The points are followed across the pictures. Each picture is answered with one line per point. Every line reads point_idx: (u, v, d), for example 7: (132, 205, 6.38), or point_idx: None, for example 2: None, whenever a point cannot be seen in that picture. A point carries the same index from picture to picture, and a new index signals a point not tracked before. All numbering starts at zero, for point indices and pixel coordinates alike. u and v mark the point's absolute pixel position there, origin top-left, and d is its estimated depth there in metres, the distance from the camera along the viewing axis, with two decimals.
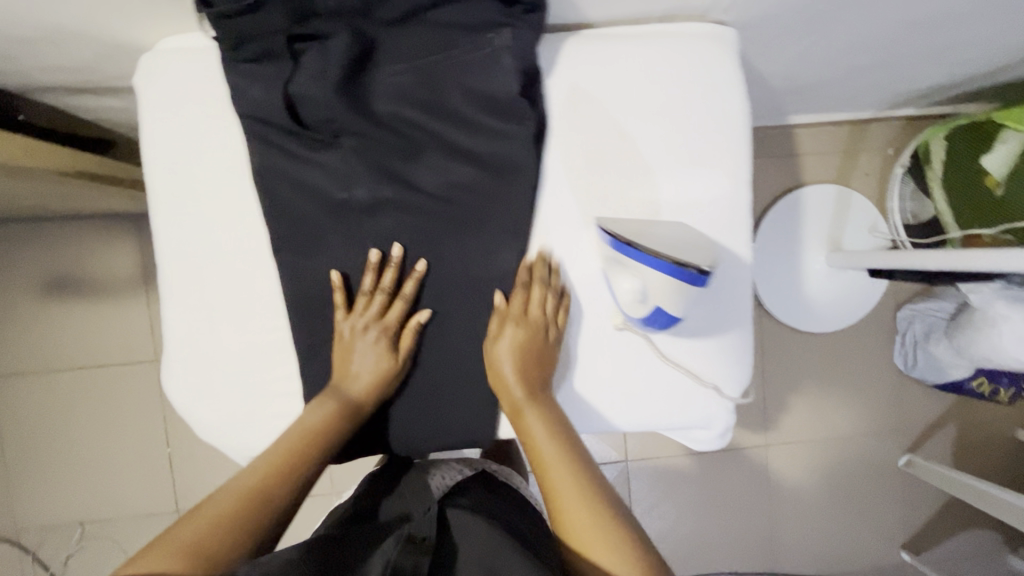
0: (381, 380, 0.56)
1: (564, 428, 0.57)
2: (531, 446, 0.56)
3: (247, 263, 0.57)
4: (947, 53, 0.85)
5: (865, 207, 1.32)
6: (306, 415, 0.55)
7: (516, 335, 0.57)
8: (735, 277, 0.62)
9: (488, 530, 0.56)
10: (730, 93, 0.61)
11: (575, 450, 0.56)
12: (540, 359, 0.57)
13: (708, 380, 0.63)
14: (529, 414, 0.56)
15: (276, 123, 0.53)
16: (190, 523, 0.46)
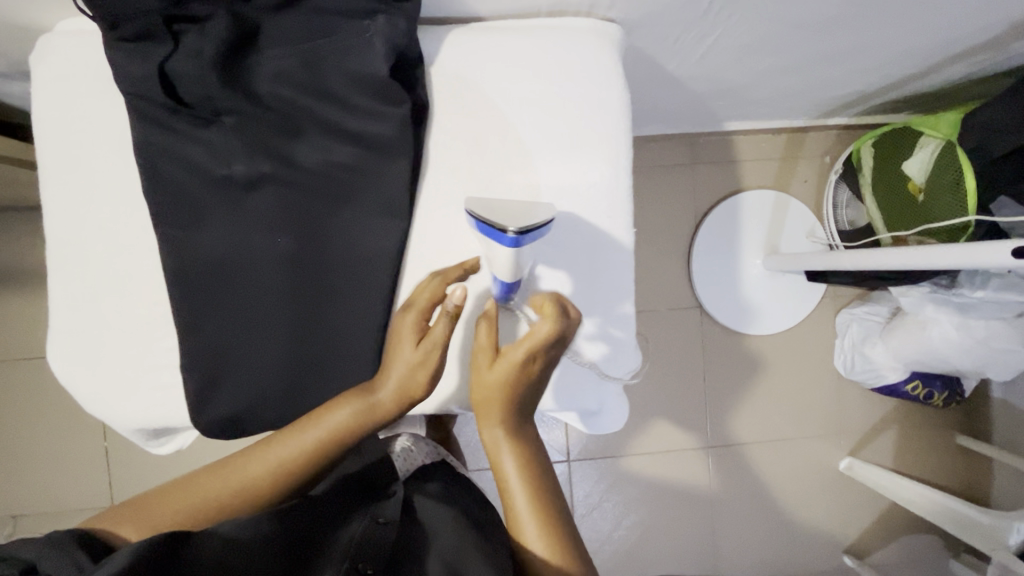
0: (421, 364, 0.57)
1: (534, 460, 0.62)
2: (501, 474, 0.61)
3: (136, 237, 0.59)
4: (852, 58, 0.89)
5: (802, 212, 1.35)
6: (331, 413, 0.58)
7: (507, 370, 0.57)
8: (615, 259, 0.65)
9: (451, 518, 0.62)
10: (611, 81, 0.64)
11: (542, 483, 0.61)
12: (526, 390, 0.59)
13: (586, 359, 0.65)
14: (504, 446, 0.61)
15: (154, 100, 0.55)
16: (170, 499, 0.56)
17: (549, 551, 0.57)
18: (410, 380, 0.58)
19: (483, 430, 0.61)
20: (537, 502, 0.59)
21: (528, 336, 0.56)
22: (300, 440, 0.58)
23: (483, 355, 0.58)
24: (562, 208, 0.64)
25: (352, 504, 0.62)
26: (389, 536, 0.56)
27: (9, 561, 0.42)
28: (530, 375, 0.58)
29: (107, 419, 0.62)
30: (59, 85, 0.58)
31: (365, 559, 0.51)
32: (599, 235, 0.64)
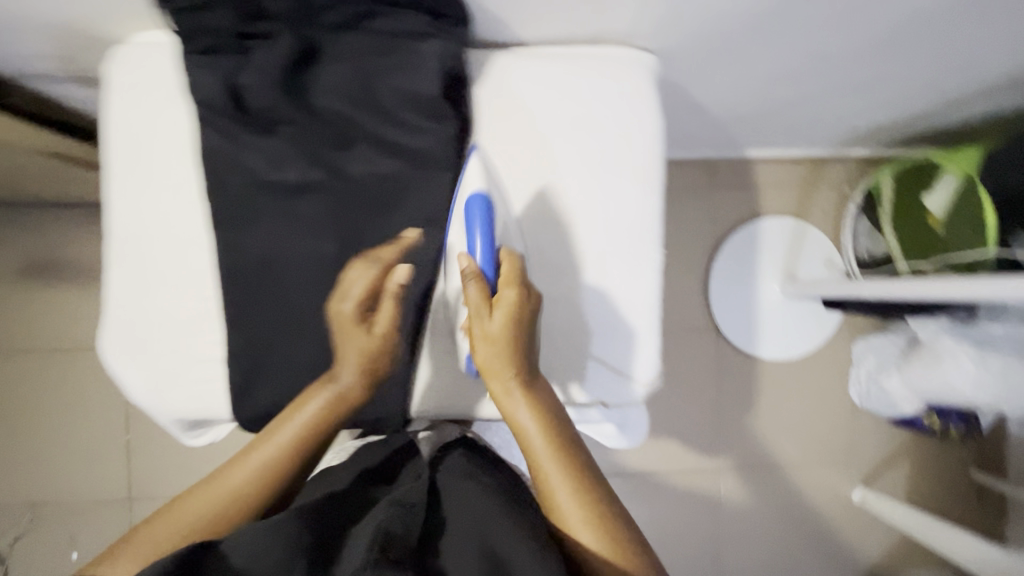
0: (376, 350, 0.59)
1: (552, 412, 0.61)
2: (522, 434, 0.59)
3: (188, 234, 0.63)
4: (875, 91, 0.91)
5: (820, 241, 1.36)
6: (306, 409, 0.60)
7: (505, 314, 0.58)
8: (642, 279, 0.68)
9: (475, 494, 0.60)
10: (648, 111, 0.67)
11: (565, 439, 0.59)
12: (527, 334, 0.61)
13: (612, 365, 0.68)
14: (519, 403, 0.60)
15: (219, 108, 0.59)
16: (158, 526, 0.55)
17: (582, 517, 0.55)
18: (374, 360, 0.60)
19: (495, 385, 0.60)
20: (567, 461, 0.58)
21: (513, 272, 0.60)
22: (281, 440, 0.59)
23: (481, 306, 0.59)
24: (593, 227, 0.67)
25: (369, 497, 0.60)
26: (412, 526, 0.51)
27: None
28: (527, 317, 0.60)
29: (147, 407, 0.65)
30: (126, 91, 0.62)
31: (395, 544, 0.48)
32: (629, 251, 0.67)
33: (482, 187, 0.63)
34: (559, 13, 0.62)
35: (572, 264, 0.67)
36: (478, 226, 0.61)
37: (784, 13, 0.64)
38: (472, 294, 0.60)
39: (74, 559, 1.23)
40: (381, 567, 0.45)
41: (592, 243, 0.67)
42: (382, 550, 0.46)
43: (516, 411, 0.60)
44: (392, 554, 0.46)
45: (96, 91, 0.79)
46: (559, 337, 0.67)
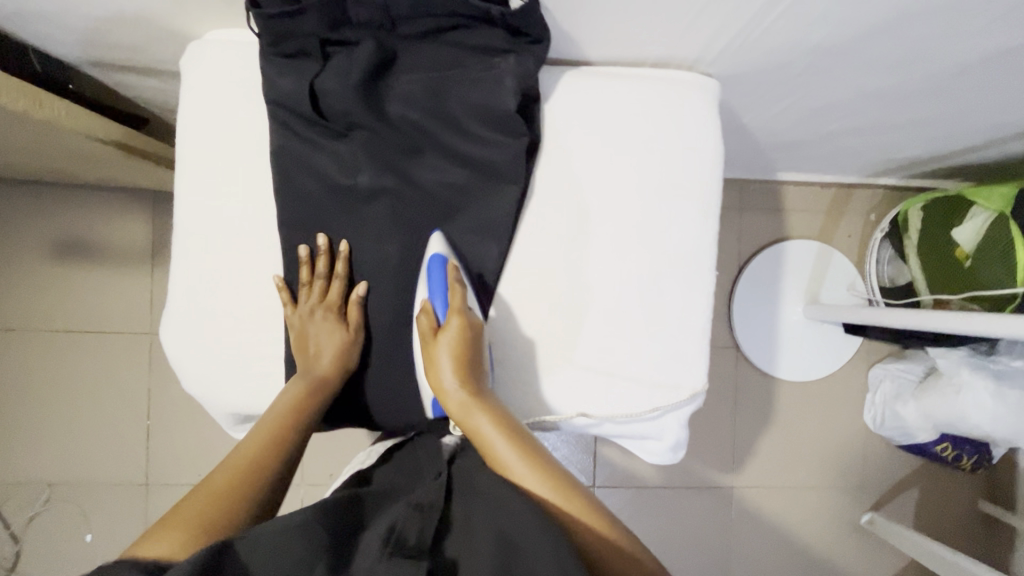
0: (343, 349, 0.66)
1: (508, 420, 0.61)
2: (484, 445, 0.59)
3: (258, 231, 0.66)
4: (918, 126, 0.93)
5: (844, 266, 1.38)
6: (281, 396, 0.63)
7: (452, 334, 0.62)
8: (694, 299, 0.69)
9: (497, 495, 0.53)
10: (709, 134, 0.68)
11: (526, 443, 0.60)
12: (475, 357, 0.63)
13: (669, 381, 0.69)
14: (477, 411, 0.61)
15: (298, 112, 0.62)
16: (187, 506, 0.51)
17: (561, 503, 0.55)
18: (346, 355, 0.67)
19: (450, 408, 0.62)
20: (530, 463, 0.58)
21: (460, 304, 0.62)
22: (268, 418, 0.60)
23: (429, 336, 0.63)
24: (650, 246, 0.68)
25: (387, 497, 0.55)
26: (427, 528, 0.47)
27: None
28: (472, 342, 0.63)
29: (202, 399, 0.67)
30: (206, 92, 0.65)
31: (408, 540, 0.45)
32: (686, 270, 0.69)
33: (442, 248, 0.65)
34: (629, 36, 0.63)
35: (626, 281, 0.68)
36: (438, 279, 0.63)
37: (850, 51, 0.65)
38: (421, 325, 0.64)
39: (88, 541, 1.21)
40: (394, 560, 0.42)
41: (654, 261, 0.68)
42: (393, 545, 0.44)
43: (475, 425, 0.61)
44: (403, 548, 0.44)
45: (162, 84, 0.79)
46: (610, 353, 0.68)
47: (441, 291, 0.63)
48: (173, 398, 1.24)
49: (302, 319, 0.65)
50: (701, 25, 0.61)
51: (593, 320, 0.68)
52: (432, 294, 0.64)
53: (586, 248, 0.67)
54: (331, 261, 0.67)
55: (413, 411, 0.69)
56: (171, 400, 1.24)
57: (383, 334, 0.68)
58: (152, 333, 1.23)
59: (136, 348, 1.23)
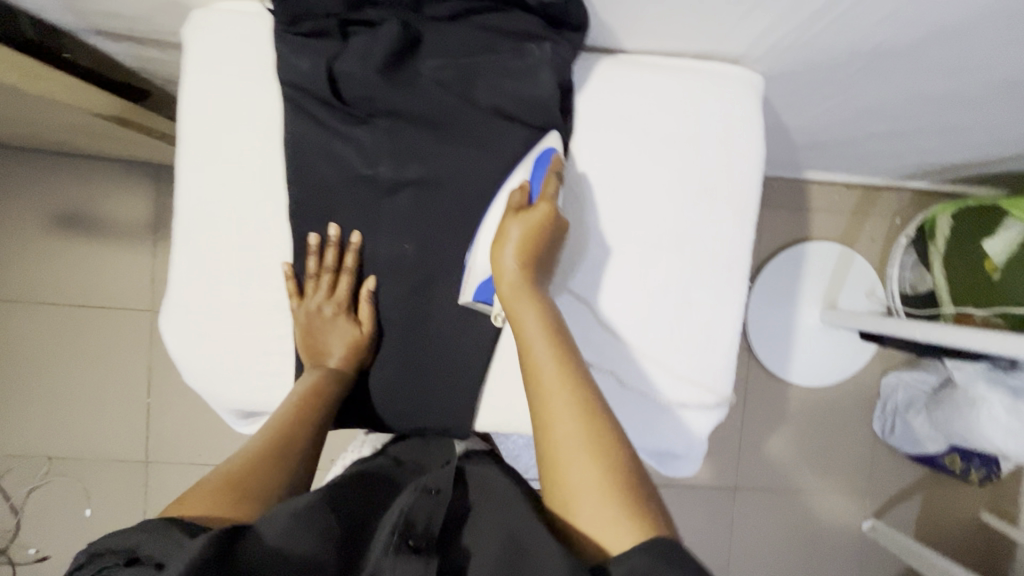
0: (354, 346, 0.63)
1: (560, 326, 0.54)
2: (528, 337, 0.53)
3: (264, 222, 0.62)
4: (963, 133, 0.88)
5: (865, 271, 1.33)
6: (297, 386, 0.60)
7: (528, 219, 0.57)
8: (726, 310, 0.65)
9: (507, 492, 0.53)
10: (753, 134, 0.64)
11: (572, 353, 0.52)
12: (546, 252, 0.58)
13: (696, 389, 0.66)
14: (529, 303, 0.55)
15: (315, 95, 0.59)
16: (218, 474, 0.48)
17: (585, 433, 0.46)
18: (359, 349, 0.64)
19: (502, 291, 0.57)
20: (571, 370, 0.50)
21: (555, 195, 0.58)
22: (287, 402, 0.58)
23: (511, 212, 0.58)
24: (683, 253, 0.64)
25: (399, 478, 0.55)
26: (437, 512, 0.47)
27: (110, 555, 0.39)
28: (549, 236, 0.58)
29: (205, 393, 0.64)
30: (216, 68, 0.60)
31: (416, 531, 0.44)
32: (721, 278, 0.65)
33: (557, 145, 0.60)
34: (671, 29, 0.59)
35: (656, 287, 0.64)
36: (540, 169, 0.59)
37: (911, 53, 0.59)
38: (512, 199, 0.59)
39: (88, 515, 1.20)
40: (401, 556, 0.41)
41: (687, 265, 0.64)
42: (401, 536, 0.43)
43: (523, 315, 0.54)
44: (411, 542, 0.43)
45: (167, 55, 0.75)
46: (635, 362, 0.65)
47: (540, 177, 0.59)
48: (173, 376, 1.21)
49: (308, 314, 0.63)
50: (752, 20, 0.56)
51: (620, 327, 0.65)
52: (533, 177, 0.60)
53: (616, 253, 0.64)
54: (340, 254, 0.63)
55: (423, 416, 0.65)
56: (171, 378, 1.21)
57: (397, 333, 0.65)
58: (153, 310, 1.20)
59: (137, 326, 1.20)
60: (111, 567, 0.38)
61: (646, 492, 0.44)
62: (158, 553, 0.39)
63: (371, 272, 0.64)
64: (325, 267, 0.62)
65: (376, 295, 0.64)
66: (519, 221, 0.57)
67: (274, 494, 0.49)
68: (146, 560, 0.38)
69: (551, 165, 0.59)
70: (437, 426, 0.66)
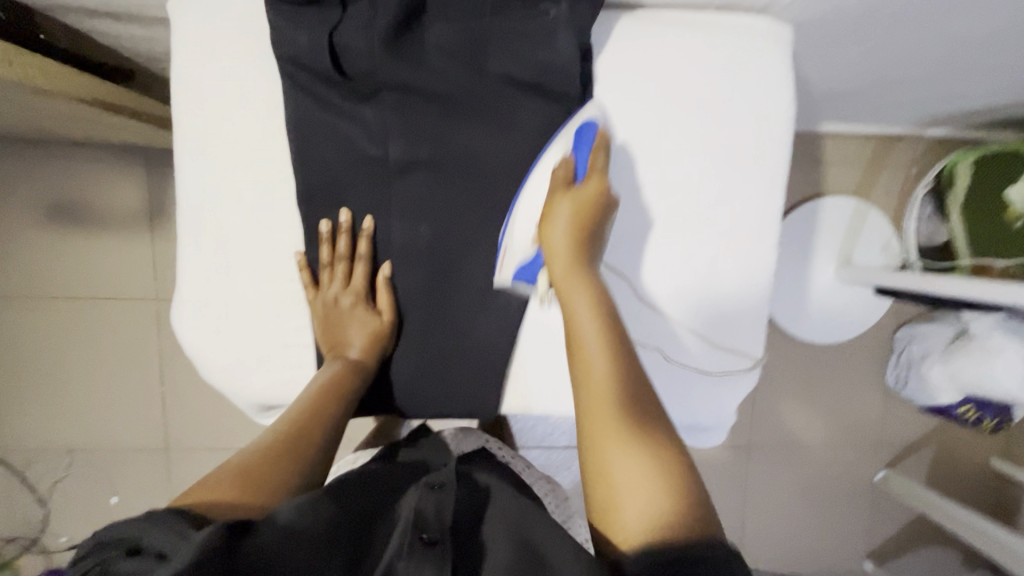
0: (375, 337, 0.61)
1: (612, 319, 0.53)
2: (573, 323, 0.52)
3: (268, 210, 0.59)
4: (995, 75, 0.83)
5: (880, 225, 1.30)
6: (316, 378, 0.58)
7: (578, 196, 0.56)
8: (754, 283, 0.63)
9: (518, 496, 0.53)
10: (780, 91, 0.60)
11: (625, 353, 0.50)
12: (595, 233, 0.56)
13: (718, 364, 0.65)
14: (576, 284, 0.54)
15: (313, 70, 0.55)
16: (223, 469, 0.47)
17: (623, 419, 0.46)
18: (380, 339, 0.62)
19: (554, 272, 0.56)
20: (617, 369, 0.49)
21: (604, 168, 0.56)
22: (303, 397, 0.56)
23: (558, 188, 0.57)
24: (710, 225, 0.62)
25: (404, 480, 0.56)
26: (446, 499, 0.47)
27: (109, 545, 0.37)
28: (600, 214, 0.56)
29: (224, 388, 0.63)
30: (204, 44, 0.56)
31: (429, 520, 0.44)
32: (750, 247, 0.63)
33: (599, 113, 0.57)
34: None
35: (684, 263, 0.62)
36: (583, 140, 0.56)
37: None
38: (557, 176, 0.57)
39: (114, 503, 1.21)
40: (416, 553, 0.41)
41: (714, 236, 0.62)
42: (413, 531, 0.43)
43: (572, 300, 0.53)
44: (426, 535, 0.42)
45: (148, 31, 0.69)
46: (665, 335, 0.63)
47: (586, 150, 0.57)
48: (184, 363, 1.19)
49: (325, 306, 0.61)
50: None
51: (646, 302, 0.62)
52: (577, 149, 0.57)
53: (639, 235, 0.62)
54: (353, 242, 0.61)
55: (449, 401, 0.64)
56: (183, 366, 1.20)
57: (416, 320, 0.63)
58: (158, 298, 1.18)
59: (143, 316, 1.18)
60: (111, 559, 0.36)
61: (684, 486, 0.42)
62: (162, 544, 0.37)
63: (386, 257, 0.61)
64: (333, 251, 0.60)
65: (393, 282, 0.62)
66: (566, 198, 0.56)
67: (289, 484, 0.48)
68: (149, 551, 0.37)
69: (595, 137, 0.56)
70: (463, 410, 0.65)
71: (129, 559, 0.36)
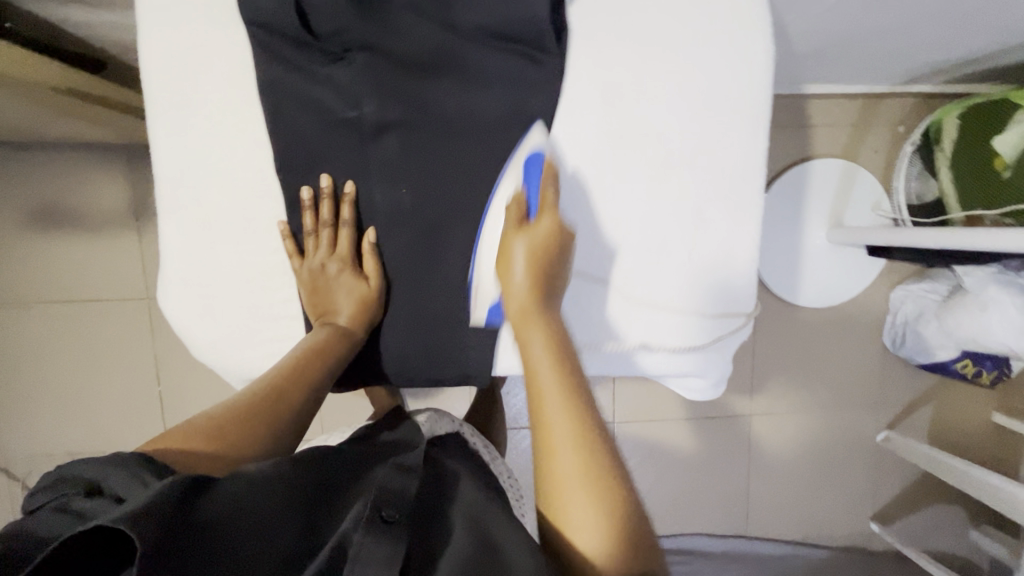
0: (363, 303, 0.61)
1: (567, 349, 0.51)
2: (527, 356, 0.50)
3: (247, 183, 0.58)
4: (976, 23, 0.82)
5: (869, 184, 1.29)
6: (303, 342, 0.58)
7: (536, 234, 0.57)
8: (741, 242, 0.63)
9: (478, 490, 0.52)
10: (760, 33, 0.59)
11: (577, 384, 0.48)
12: (554, 270, 0.57)
13: (715, 314, 0.64)
14: (534, 321, 0.53)
15: (284, 33, 0.55)
16: (197, 421, 0.47)
17: (576, 433, 0.45)
18: (368, 306, 0.61)
19: (511, 308, 0.55)
20: (570, 398, 0.46)
21: (555, 203, 0.58)
22: (285, 359, 0.56)
23: (512, 226, 0.58)
24: (693, 174, 0.61)
25: (371, 457, 0.54)
26: (411, 484, 0.47)
27: (70, 481, 0.38)
28: (556, 250, 0.57)
29: (215, 365, 0.62)
30: (172, 16, 0.55)
31: (391, 504, 0.43)
32: (735, 195, 0.62)
33: (544, 142, 0.59)
34: None
35: (650, 249, 0.62)
36: (533, 170, 0.59)
37: None
38: (509, 214, 0.58)
39: None
40: (372, 530, 0.39)
41: (698, 184, 0.61)
42: (374, 508, 0.41)
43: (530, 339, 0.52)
44: (386, 515, 0.41)
45: (118, 13, 0.68)
46: (656, 289, 0.63)
47: (536, 181, 0.59)
48: (180, 361, 1.19)
49: (312, 274, 0.60)
50: None
51: (634, 254, 0.62)
52: (526, 184, 0.59)
53: (596, 234, 0.62)
54: (336, 207, 0.60)
55: (443, 367, 0.64)
56: (179, 364, 1.19)
57: (404, 285, 0.63)
58: (149, 297, 1.17)
59: (135, 315, 1.17)
60: (69, 496, 0.37)
61: (632, 515, 0.42)
62: (121, 488, 0.37)
63: (371, 223, 0.61)
64: (314, 215, 0.60)
65: (379, 248, 0.62)
66: (522, 236, 0.57)
67: (260, 446, 0.47)
68: (108, 494, 0.37)
69: (543, 167, 0.58)
70: (455, 376, 0.64)
71: (85, 497, 0.37)
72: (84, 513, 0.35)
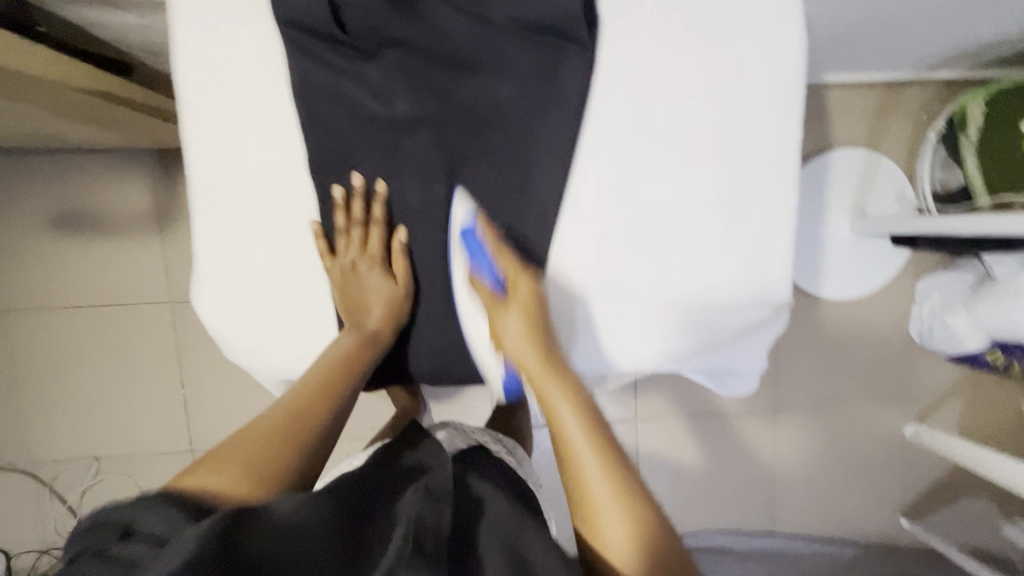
0: (392, 304, 0.61)
1: (591, 406, 0.55)
2: (556, 427, 0.54)
3: (280, 185, 0.59)
4: (1007, 5, 0.80)
5: (893, 173, 1.27)
6: (333, 347, 0.59)
7: (520, 305, 0.59)
8: (777, 240, 0.62)
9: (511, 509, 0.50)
10: (794, 18, 0.58)
11: (608, 442, 0.53)
12: (546, 328, 0.60)
13: (763, 302, 0.62)
14: (553, 387, 0.56)
15: (318, 30, 0.55)
16: (228, 447, 0.48)
17: (614, 488, 0.49)
18: (395, 307, 0.62)
19: (528, 374, 0.58)
20: (606, 462, 0.51)
21: (517, 265, 0.59)
22: (312, 370, 0.57)
23: (491, 307, 0.60)
24: (727, 166, 0.60)
25: (398, 475, 0.53)
26: (445, 511, 0.45)
27: (100, 530, 0.38)
28: (539, 309, 0.59)
29: (249, 366, 0.63)
30: (202, 18, 0.55)
31: (428, 538, 0.41)
32: (770, 185, 0.61)
33: (472, 207, 0.59)
34: None
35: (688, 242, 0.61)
36: (472, 246, 0.59)
37: None
38: (481, 295, 0.61)
39: None
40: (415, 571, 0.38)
41: (732, 175, 0.60)
42: (413, 540, 0.40)
43: (551, 402, 0.55)
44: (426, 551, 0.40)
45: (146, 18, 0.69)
46: (695, 285, 0.61)
47: (482, 254, 0.59)
48: (204, 364, 1.20)
49: (343, 272, 0.61)
50: None
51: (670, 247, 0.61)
52: (472, 257, 0.60)
53: (627, 234, 0.61)
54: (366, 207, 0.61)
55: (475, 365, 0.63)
56: (203, 366, 1.20)
57: (436, 282, 0.62)
58: (171, 300, 1.18)
59: (157, 318, 1.18)
60: (105, 543, 0.38)
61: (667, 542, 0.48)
62: (157, 531, 0.38)
63: (401, 222, 0.61)
64: (341, 214, 0.59)
65: (410, 246, 0.62)
66: (507, 310, 0.59)
67: (289, 470, 0.49)
68: (143, 536, 0.38)
69: (482, 236, 0.59)
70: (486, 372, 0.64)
71: (122, 542, 0.37)
72: (123, 560, 0.36)
